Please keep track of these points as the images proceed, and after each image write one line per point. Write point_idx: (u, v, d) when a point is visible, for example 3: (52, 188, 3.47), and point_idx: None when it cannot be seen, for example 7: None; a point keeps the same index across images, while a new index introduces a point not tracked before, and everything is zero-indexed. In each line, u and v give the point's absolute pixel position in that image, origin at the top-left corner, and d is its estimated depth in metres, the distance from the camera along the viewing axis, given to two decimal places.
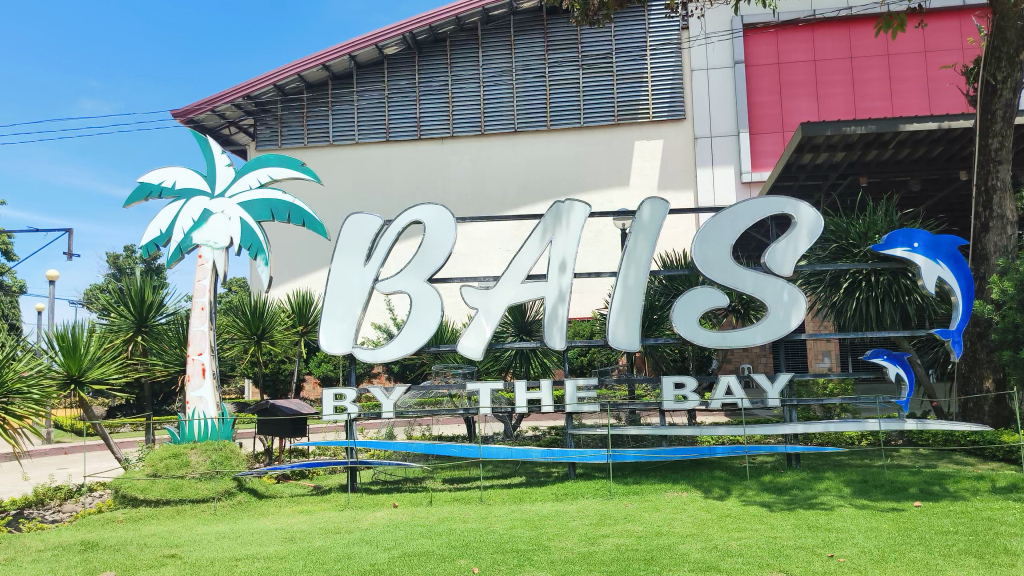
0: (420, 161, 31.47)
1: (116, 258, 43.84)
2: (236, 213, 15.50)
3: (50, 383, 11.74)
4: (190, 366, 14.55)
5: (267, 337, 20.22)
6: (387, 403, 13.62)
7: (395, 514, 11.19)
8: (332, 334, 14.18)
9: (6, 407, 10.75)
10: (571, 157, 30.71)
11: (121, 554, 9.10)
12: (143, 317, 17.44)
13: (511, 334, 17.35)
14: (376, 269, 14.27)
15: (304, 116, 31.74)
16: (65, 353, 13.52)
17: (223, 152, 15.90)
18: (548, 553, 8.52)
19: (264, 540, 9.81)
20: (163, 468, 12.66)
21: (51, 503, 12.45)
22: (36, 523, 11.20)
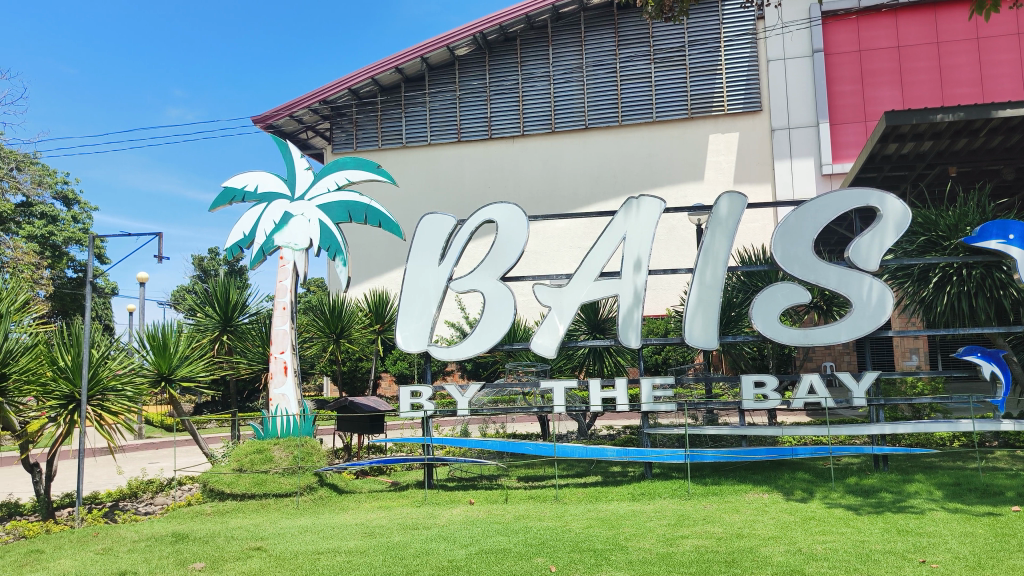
0: (491, 161, 31.66)
1: (201, 261, 45.63)
2: (315, 215, 15.87)
3: (143, 381, 12.25)
4: (273, 364, 15.01)
5: (346, 336, 20.70)
6: (462, 400, 13.71)
7: (471, 511, 11.27)
8: (408, 333, 14.38)
9: (102, 403, 11.28)
10: (644, 153, 30.33)
11: (210, 546, 9.42)
12: (228, 317, 18.10)
13: (584, 333, 17.28)
14: (450, 269, 14.38)
15: (378, 120, 32.39)
16: (156, 352, 14.11)
17: (303, 156, 16.34)
18: (626, 553, 8.42)
19: (345, 534, 10.01)
20: (249, 463, 13.09)
21: (144, 495, 12.99)
22: (130, 515, 11.70)
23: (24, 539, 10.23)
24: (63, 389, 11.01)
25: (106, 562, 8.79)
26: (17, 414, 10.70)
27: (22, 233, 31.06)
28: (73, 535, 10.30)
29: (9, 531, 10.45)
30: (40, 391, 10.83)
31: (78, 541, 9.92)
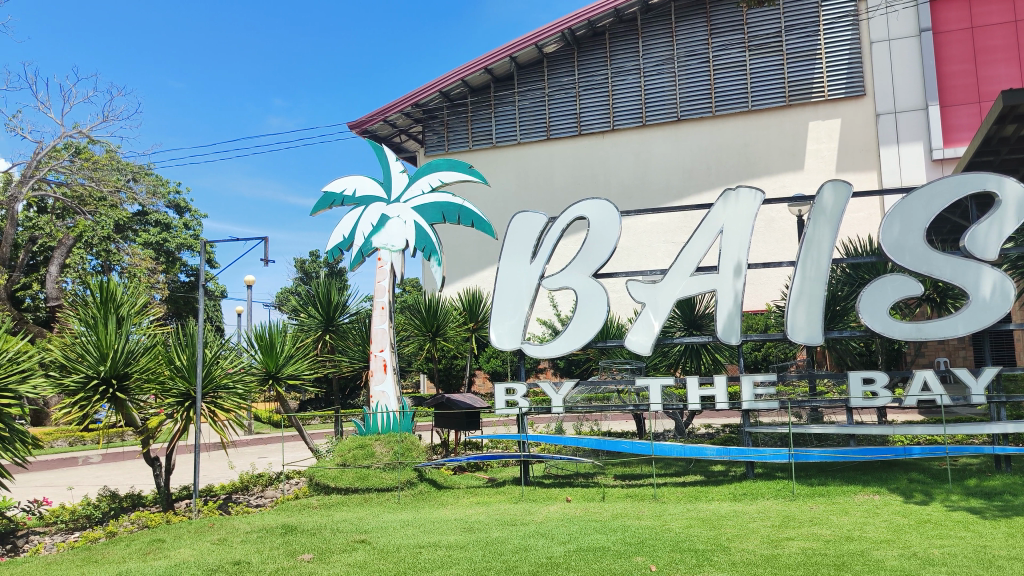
0: (581, 157, 31.57)
1: (303, 263, 47.40)
2: (410, 217, 16.21)
3: (252, 379, 12.85)
4: (373, 362, 15.49)
5: (441, 334, 21.10)
6: (557, 398, 13.65)
7: (568, 508, 11.25)
8: (502, 330, 14.50)
9: (215, 401, 11.89)
10: (739, 144, 29.51)
11: (317, 538, 9.77)
12: (330, 317, 18.75)
13: (680, 329, 17.01)
14: (542, 266, 14.41)
15: (469, 121, 32.91)
16: (263, 351, 14.78)
17: (398, 159, 16.72)
18: (728, 554, 8.22)
19: (445, 529, 10.17)
20: (352, 458, 13.54)
21: (255, 489, 13.57)
22: (243, 506, 12.26)
23: (147, 528, 10.87)
24: (179, 387, 11.63)
25: (222, 552, 9.23)
26: (139, 410, 11.37)
27: (140, 240, 33.11)
28: (191, 525, 10.90)
29: (133, 520, 11.10)
30: (159, 389, 11.50)
31: (196, 531, 10.47)
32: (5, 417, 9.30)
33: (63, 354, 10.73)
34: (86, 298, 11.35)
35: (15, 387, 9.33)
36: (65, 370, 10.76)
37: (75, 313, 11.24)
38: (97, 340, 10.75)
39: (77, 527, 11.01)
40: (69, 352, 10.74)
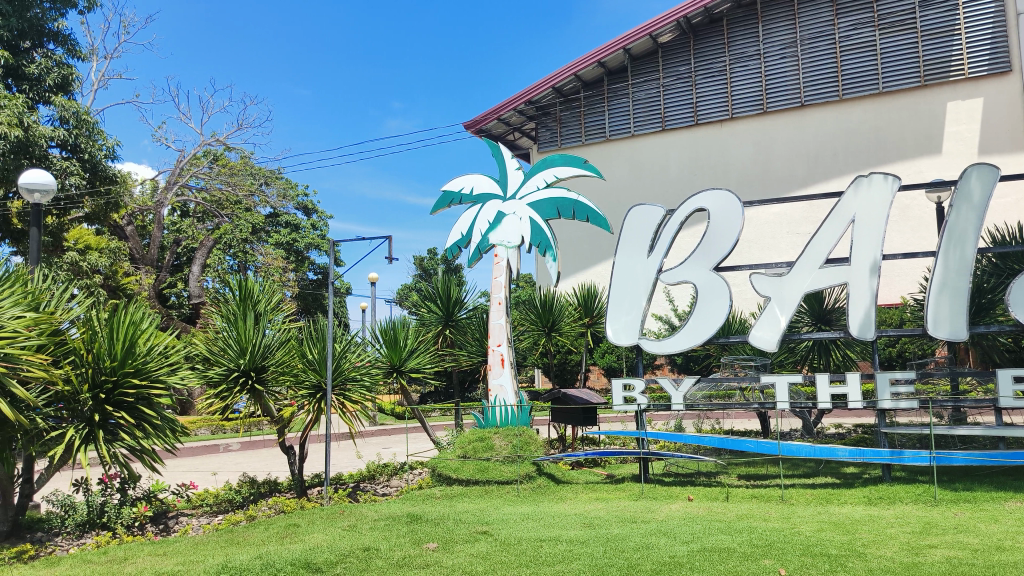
0: (698, 148, 30.86)
1: (421, 261, 48.75)
2: (526, 214, 16.31)
3: (378, 372, 13.34)
4: (491, 357, 15.71)
5: (557, 329, 21.16)
6: (676, 394, 13.39)
7: (690, 507, 11.02)
8: (619, 326, 14.38)
9: (344, 392, 12.44)
10: (869, 128, 28.06)
11: (441, 528, 10.01)
12: (449, 312, 19.18)
13: (808, 324, 16.37)
14: (660, 260, 14.15)
15: (582, 115, 32.94)
16: (388, 345, 15.36)
17: (515, 156, 16.87)
18: (864, 561, 7.83)
19: (565, 524, 10.20)
20: (472, 450, 13.83)
21: (381, 478, 14.08)
22: (370, 495, 12.73)
23: (284, 513, 11.48)
24: (311, 379, 12.26)
25: (352, 538, 9.61)
26: (275, 402, 12.04)
27: (272, 241, 35.05)
28: (323, 511, 11.43)
29: (270, 505, 11.75)
30: (293, 381, 12.17)
31: (328, 517, 10.96)
32: (155, 406, 10.03)
33: (207, 348, 11.51)
34: (227, 296, 12.09)
35: (164, 378, 10.10)
36: (209, 363, 11.52)
37: (216, 310, 11.99)
38: (237, 335, 11.45)
39: (222, 510, 11.70)
40: (212, 346, 11.51)
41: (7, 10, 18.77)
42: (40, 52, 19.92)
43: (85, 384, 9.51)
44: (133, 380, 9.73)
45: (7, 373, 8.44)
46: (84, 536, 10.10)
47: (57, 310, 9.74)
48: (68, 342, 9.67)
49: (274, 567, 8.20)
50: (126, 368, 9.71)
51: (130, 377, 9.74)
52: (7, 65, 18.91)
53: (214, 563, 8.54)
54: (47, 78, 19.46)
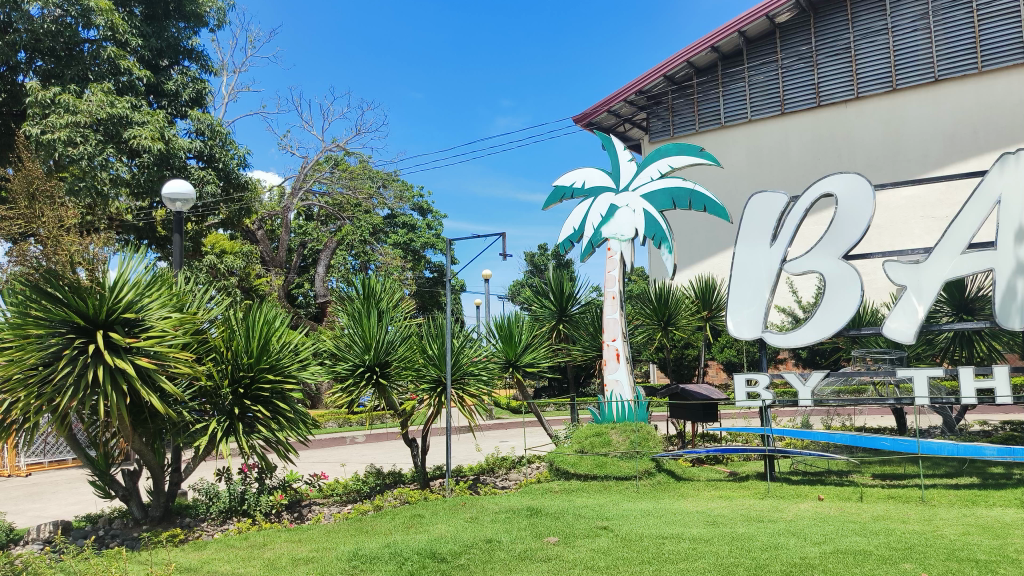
0: (820, 132, 29.58)
1: (532, 257, 49.09)
2: (639, 205, 16.04)
3: (495, 366, 13.53)
4: (607, 352, 15.62)
5: (674, 323, 20.77)
6: (803, 389, 12.84)
7: (821, 507, 10.55)
8: (741, 319, 13.97)
9: (462, 386, 12.70)
10: (1014, 102, 26.05)
11: (561, 522, 10.03)
12: (562, 307, 19.16)
13: (947, 313, 15.33)
14: (784, 250, 13.58)
15: (695, 103, 32.20)
16: (503, 340, 15.54)
17: (627, 147, 16.66)
18: (1018, 567, 7.26)
19: (688, 521, 9.99)
20: (589, 445, 13.82)
21: (500, 471, 14.27)
22: (490, 488, 12.92)
23: (409, 503, 11.84)
24: (432, 373, 12.59)
25: (475, 530, 9.78)
26: (398, 395, 12.42)
27: (389, 241, 36.22)
28: (446, 502, 11.71)
29: (396, 495, 12.15)
30: (415, 376, 12.51)
31: (451, 509, 11.20)
32: (288, 400, 10.56)
33: (334, 344, 11.99)
34: (351, 294, 12.61)
35: (296, 373, 10.62)
36: (335, 359, 12.01)
37: (341, 308, 12.49)
38: (362, 333, 11.90)
39: (350, 500, 12.19)
40: (338, 342, 12.00)
41: (148, 31, 20.28)
42: (177, 69, 21.42)
43: (225, 379, 10.15)
44: (268, 376, 10.29)
45: (157, 369, 9.15)
46: (226, 522, 10.78)
47: (200, 310, 10.42)
48: (209, 340, 10.32)
49: (401, 556, 8.47)
50: (262, 364, 10.27)
51: (265, 373, 10.29)
52: (150, 84, 20.39)
53: (345, 550, 8.90)
54: (183, 93, 20.87)
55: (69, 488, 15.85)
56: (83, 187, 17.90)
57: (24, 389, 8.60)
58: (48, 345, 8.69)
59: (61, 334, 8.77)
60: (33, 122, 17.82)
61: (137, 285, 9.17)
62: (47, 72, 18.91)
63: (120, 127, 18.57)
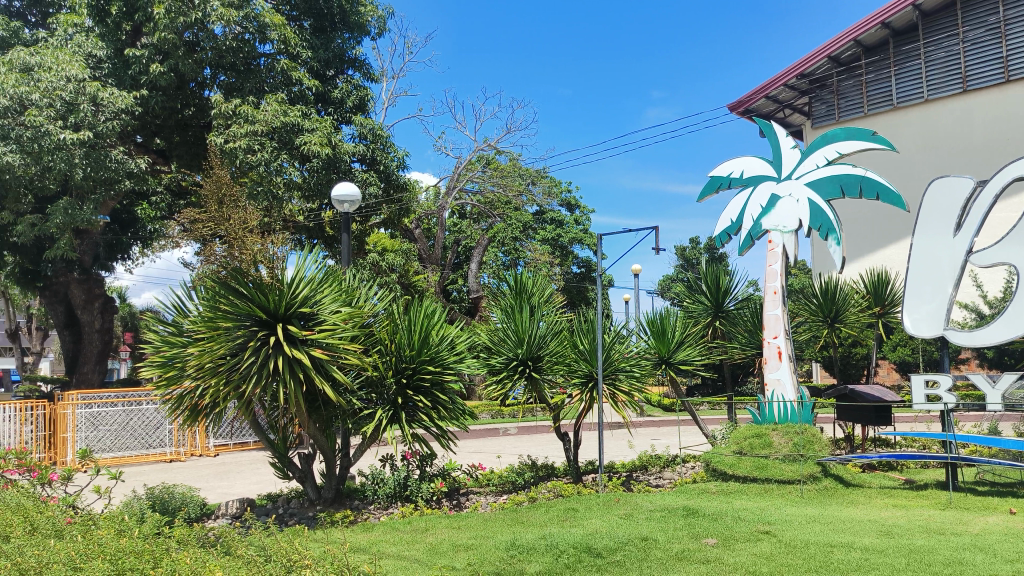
0: (1008, 109, 26.94)
1: (684, 251, 47.99)
2: (804, 194, 15.27)
3: (647, 363, 13.32)
4: (767, 350, 15.07)
5: (841, 320, 19.61)
6: (992, 393, 11.74)
7: (1013, 522, 9.60)
8: (919, 316, 13.01)
9: (614, 383, 12.61)
10: None
11: (720, 524, 9.72)
12: (718, 303, 18.58)
13: None
14: (970, 240, 12.46)
15: (863, 84, 30.22)
16: (656, 337, 15.29)
17: (789, 134, 15.85)
18: None
19: (859, 530, 9.40)
20: (748, 447, 13.36)
21: (653, 469, 14.08)
22: (644, 485, 12.74)
23: (562, 497, 11.93)
24: (583, 368, 12.62)
25: (629, 527, 9.68)
26: (550, 389, 12.53)
27: (539, 237, 36.64)
28: (600, 498, 11.67)
29: (550, 488, 12.27)
30: (567, 370, 12.61)
31: (604, 505, 11.17)
32: (447, 390, 10.95)
33: (488, 338, 12.31)
34: (504, 290, 12.84)
35: (454, 365, 10.99)
36: (490, 352, 12.33)
37: (494, 304, 12.75)
38: (516, 327, 12.10)
39: (506, 491, 12.44)
40: (492, 336, 12.31)
41: (316, 43, 21.73)
42: (342, 78, 22.72)
43: (389, 370, 10.67)
44: (429, 367, 10.71)
45: (329, 359, 9.79)
46: (391, 506, 11.33)
47: (368, 304, 10.95)
48: (374, 333, 10.84)
49: (557, 548, 8.56)
50: (423, 356, 10.71)
51: (426, 364, 10.73)
52: (318, 92, 21.73)
53: (503, 540, 9.10)
54: (348, 100, 22.09)
55: (252, 469, 17.28)
56: (260, 191, 19.36)
57: (216, 377, 9.45)
58: (235, 337, 9.53)
59: (246, 327, 9.59)
60: (218, 132, 19.51)
61: (311, 282, 9.90)
62: (230, 85, 20.57)
63: (292, 135, 19.98)
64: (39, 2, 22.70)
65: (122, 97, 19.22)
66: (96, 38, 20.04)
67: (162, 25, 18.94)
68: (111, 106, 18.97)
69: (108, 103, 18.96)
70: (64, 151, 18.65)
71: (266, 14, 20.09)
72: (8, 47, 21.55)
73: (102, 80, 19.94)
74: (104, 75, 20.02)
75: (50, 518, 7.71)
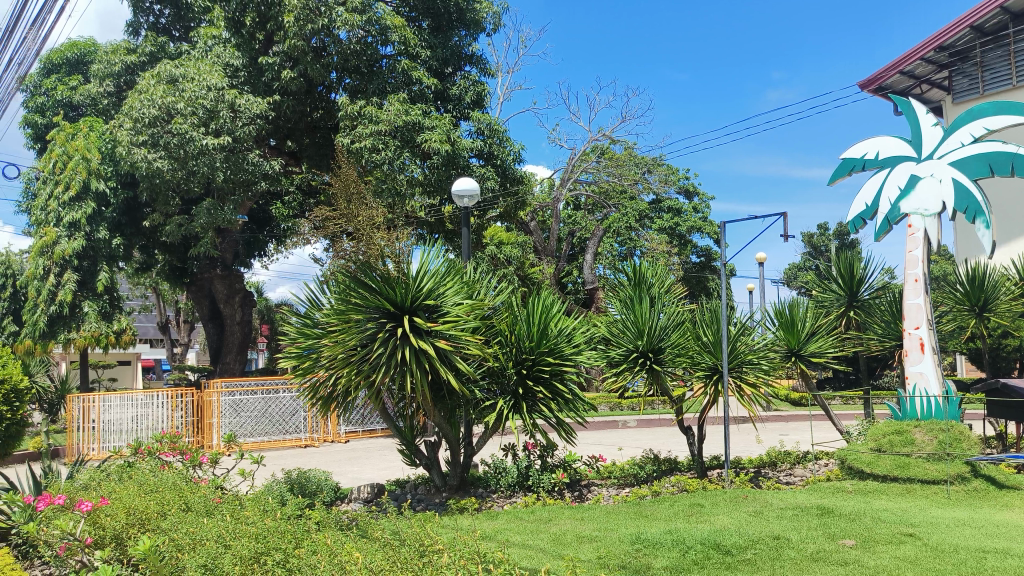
0: None
1: (811, 237, 45.93)
2: (947, 174, 14.27)
3: (776, 355, 12.84)
4: (908, 341, 14.28)
5: (992, 309, 18.24)
6: None
7: None
8: None
9: (741, 375, 12.22)
10: None
11: (858, 525, 9.26)
12: (853, 292, 17.67)
13: None
14: None
15: (1011, 55, 27.63)
16: (784, 328, 14.68)
17: (930, 110, 14.79)
18: None
19: (1015, 535, 8.70)
20: (887, 444, 12.66)
21: (783, 465, 13.56)
22: (774, 482, 12.27)
23: (687, 491, 11.69)
24: (707, 361, 12.31)
25: (759, 525, 9.37)
26: (671, 381, 12.31)
27: (656, 226, 36.06)
28: (727, 494, 11.36)
29: (674, 482, 12.04)
30: (689, 363, 12.33)
31: (731, 501, 10.87)
32: (566, 381, 10.98)
33: (607, 330, 12.25)
34: (622, 282, 12.68)
35: (573, 356, 11.01)
36: (609, 344, 12.27)
37: (613, 295, 12.63)
38: (635, 318, 11.95)
39: (628, 483, 12.31)
40: (612, 328, 12.22)
41: (434, 42, 22.23)
42: (460, 75, 23.13)
43: (510, 361, 10.82)
44: (549, 358, 10.77)
45: (453, 350, 10.00)
46: (514, 495, 11.47)
47: (487, 296, 11.12)
48: (494, 324, 10.98)
49: (685, 544, 8.39)
50: (542, 347, 10.80)
51: (546, 356, 10.81)
52: (437, 90, 22.24)
53: (628, 533, 9.02)
54: (466, 96, 22.47)
55: (380, 455, 17.96)
56: (385, 188, 20.05)
57: (347, 367, 9.85)
58: (365, 328, 9.89)
59: (375, 318, 9.93)
60: (344, 133, 20.35)
61: (435, 275, 10.10)
62: (355, 87, 21.37)
63: (413, 133, 20.50)
64: (183, 18, 24.37)
65: (257, 103, 20.35)
66: (234, 48, 21.32)
67: (292, 32, 19.89)
68: (247, 112, 20.15)
69: (245, 109, 20.11)
70: (207, 156, 19.96)
71: (388, 17, 20.74)
72: (156, 61, 23.29)
73: (239, 87, 21.19)
74: (241, 83, 21.27)
75: (201, 497, 8.29)
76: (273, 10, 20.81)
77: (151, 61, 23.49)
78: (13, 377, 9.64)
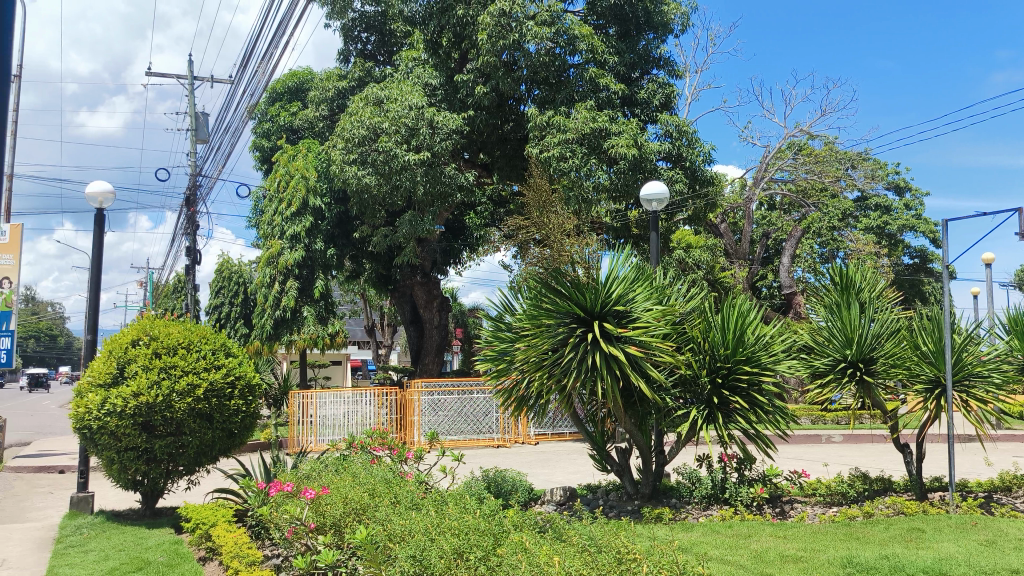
0: None
1: None
2: None
3: (1011, 368, 11.45)
4: None
5: None
6: None
7: None
8: None
9: (968, 390, 11.05)
10: None
11: None
12: None
13: None
14: None
15: None
16: (1020, 337, 13.07)
17: None
18: None
19: None
20: None
21: (1021, 492, 12.09)
22: (1009, 509, 10.98)
23: (905, 515, 10.76)
24: (927, 373, 11.15)
25: (993, 556, 8.45)
26: (884, 394, 11.39)
27: (861, 226, 33.68)
28: (951, 520, 10.32)
29: (889, 504, 11.15)
30: (908, 374, 11.20)
31: (958, 527, 9.88)
32: (766, 392, 10.50)
33: (811, 338, 11.58)
34: (827, 288, 11.94)
35: (772, 366, 10.52)
36: (812, 353, 11.60)
37: (816, 302, 11.96)
38: (842, 326, 11.22)
39: (836, 503, 11.52)
40: (816, 336, 11.54)
41: (621, 48, 22.47)
42: (647, 78, 22.97)
43: (703, 369, 10.56)
44: (745, 367, 10.37)
45: (644, 357, 9.92)
46: (710, 508, 11.18)
47: (678, 302, 10.95)
48: (686, 331, 10.78)
49: (906, 572, 7.71)
50: (738, 355, 10.41)
51: (743, 365, 10.41)
52: (625, 95, 22.23)
53: (838, 555, 8.47)
54: (654, 100, 22.26)
55: (570, 459, 18.16)
56: (573, 196, 20.33)
57: (539, 371, 10.03)
58: (556, 333, 10.04)
59: (566, 323, 10.08)
60: (534, 144, 20.89)
61: (625, 281, 10.11)
62: (543, 98, 21.88)
63: (601, 139, 20.60)
64: (386, 43, 26.19)
65: (453, 119, 21.30)
66: (432, 68, 22.65)
67: (485, 49, 20.74)
68: (445, 127, 21.13)
69: (442, 125, 21.14)
70: (409, 171, 21.32)
71: (576, 27, 21.03)
72: (364, 85, 25.18)
73: (437, 104, 22.44)
74: (438, 100, 22.52)
75: (408, 492, 8.84)
76: (468, 29, 21.81)
77: (359, 85, 25.46)
78: (247, 373, 10.87)
